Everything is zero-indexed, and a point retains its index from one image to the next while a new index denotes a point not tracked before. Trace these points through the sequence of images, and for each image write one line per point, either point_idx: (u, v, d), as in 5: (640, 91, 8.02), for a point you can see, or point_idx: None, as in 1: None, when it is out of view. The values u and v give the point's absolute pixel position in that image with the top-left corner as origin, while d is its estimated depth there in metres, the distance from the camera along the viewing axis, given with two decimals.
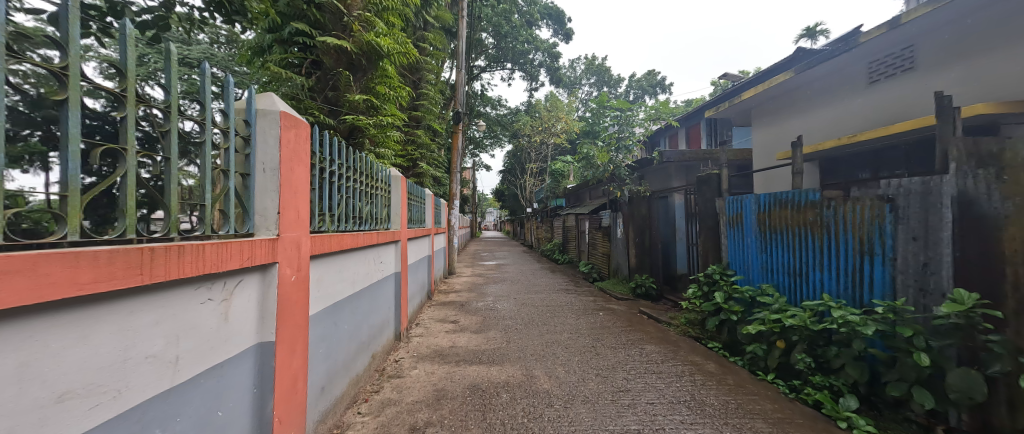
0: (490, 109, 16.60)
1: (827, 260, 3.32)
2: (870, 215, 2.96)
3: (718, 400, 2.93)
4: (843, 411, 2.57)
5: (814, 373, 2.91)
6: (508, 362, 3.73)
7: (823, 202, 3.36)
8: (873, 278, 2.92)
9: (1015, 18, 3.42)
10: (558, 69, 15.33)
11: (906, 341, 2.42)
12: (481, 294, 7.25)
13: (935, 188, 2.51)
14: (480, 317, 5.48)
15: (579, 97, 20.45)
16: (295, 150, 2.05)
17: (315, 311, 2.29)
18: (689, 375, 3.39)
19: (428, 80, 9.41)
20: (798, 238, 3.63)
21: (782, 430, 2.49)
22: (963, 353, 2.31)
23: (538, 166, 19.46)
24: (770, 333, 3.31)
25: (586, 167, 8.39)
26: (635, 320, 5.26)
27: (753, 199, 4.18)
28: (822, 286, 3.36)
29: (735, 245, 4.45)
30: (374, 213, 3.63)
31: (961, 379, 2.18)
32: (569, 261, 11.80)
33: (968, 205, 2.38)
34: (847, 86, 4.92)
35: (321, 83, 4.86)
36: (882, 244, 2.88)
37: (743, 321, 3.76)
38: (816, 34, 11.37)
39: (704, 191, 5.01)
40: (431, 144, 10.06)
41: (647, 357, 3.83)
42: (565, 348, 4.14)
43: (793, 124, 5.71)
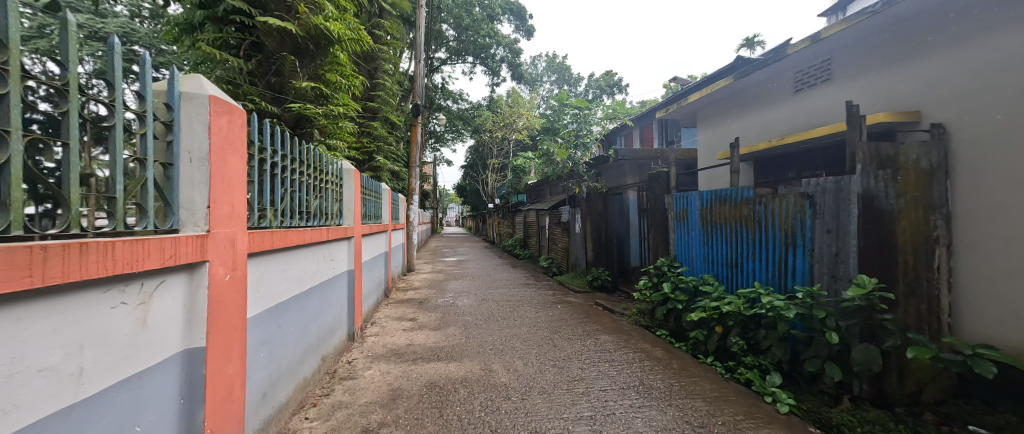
0: (452, 103, 16.31)
1: (758, 251, 3.63)
2: (793, 210, 3.26)
3: (663, 383, 3.14)
4: (769, 387, 2.85)
5: (746, 354, 3.21)
6: (467, 358, 3.72)
7: (755, 198, 3.66)
8: (796, 266, 3.23)
9: (909, 38, 3.67)
10: (520, 65, 15.28)
11: (820, 322, 2.74)
12: (441, 290, 7.14)
13: (845, 186, 2.83)
14: (439, 314, 5.40)
15: (539, 94, 20.68)
16: (229, 138, 1.88)
17: (255, 312, 2.14)
18: (639, 361, 3.59)
19: (384, 70, 9.02)
20: (735, 232, 3.93)
21: (718, 407, 2.71)
22: (865, 331, 2.65)
23: (499, 162, 19.46)
24: (711, 319, 3.59)
25: (546, 163, 8.50)
26: (591, 311, 5.46)
27: (697, 196, 4.47)
28: (754, 275, 3.68)
29: (681, 238, 4.75)
30: (324, 207, 3.44)
31: (862, 354, 2.50)
32: (529, 256, 11.94)
33: (871, 201, 2.72)
34: (777, 94, 5.32)
35: (263, 68, 4.49)
36: (802, 237, 3.19)
37: (687, 310, 4.04)
38: (755, 44, 12.21)
39: (654, 187, 5.30)
40: (388, 137, 9.69)
41: (602, 347, 4.00)
42: (524, 341, 4.22)
43: (732, 127, 6.13)
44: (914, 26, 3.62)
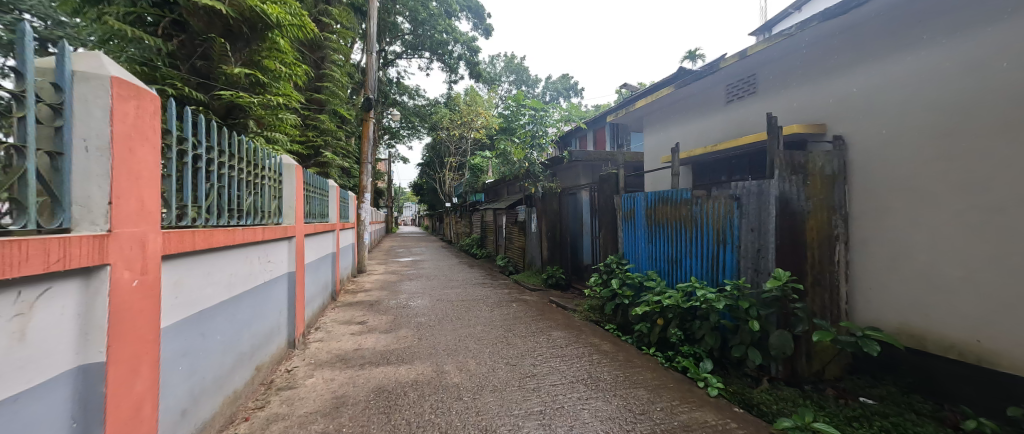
0: (408, 99, 15.88)
1: (694, 248, 3.93)
2: (724, 210, 3.57)
3: (609, 374, 3.29)
4: (702, 373, 3.10)
5: (683, 344, 3.46)
6: (419, 360, 3.64)
7: (692, 199, 3.95)
8: (725, 262, 3.54)
9: (824, 58, 3.79)
10: (478, 63, 15.03)
11: (745, 311, 3.02)
12: (394, 292, 6.91)
13: (766, 189, 3.12)
14: (391, 316, 5.22)
15: (498, 93, 20.73)
16: (137, 126, 1.67)
17: (173, 320, 1.93)
18: (588, 355, 3.73)
19: (333, 60, 8.55)
20: (674, 230, 4.22)
21: (658, 395, 2.90)
22: (780, 318, 2.98)
23: (457, 160, 19.22)
24: (653, 313, 3.82)
25: (502, 162, 8.58)
26: (545, 309, 5.59)
27: (643, 197, 4.73)
28: (691, 271, 3.97)
29: (628, 237, 5.01)
30: (260, 205, 3.17)
31: (778, 339, 2.80)
32: (486, 255, 11.94)
33: (786, 203, 3.06)
34: (712, 105, 5.45)
35: (187, 50, 4.03)
36: (731, 234, 3.50)
37: (633, 304, 4.28)
38: (695, 57, 13.19)
39: (605, 188, 5.61)
40: (338, 131, 9.20)
41: (554, 343, 4.11)
42: (478, 340, 4.22)
43: (674, 132, 6.19)
44: (829, 47, 3.72)
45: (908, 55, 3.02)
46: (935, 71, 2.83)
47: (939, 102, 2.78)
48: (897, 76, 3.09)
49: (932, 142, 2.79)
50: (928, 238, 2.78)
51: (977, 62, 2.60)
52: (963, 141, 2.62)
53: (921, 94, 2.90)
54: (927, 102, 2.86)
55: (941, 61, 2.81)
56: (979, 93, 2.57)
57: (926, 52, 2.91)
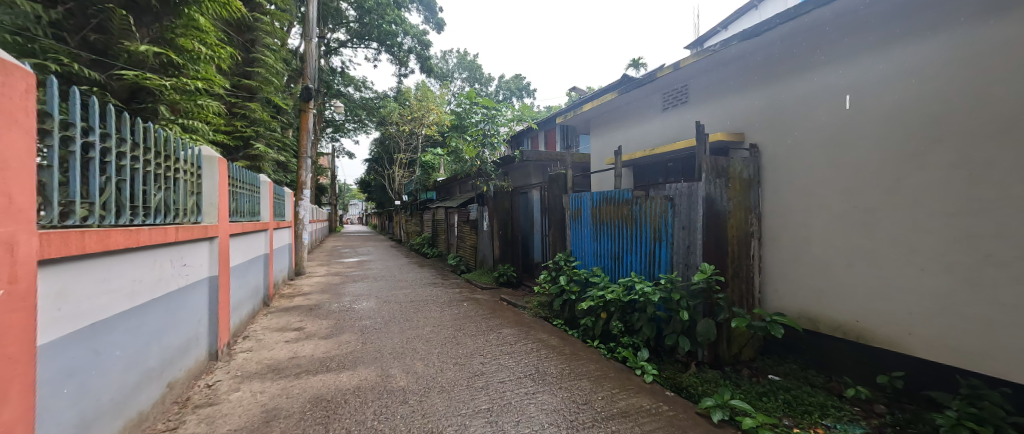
0: (353, 90, 15.06)
1: (634, 245, 4.19)
2: (659, 210, 3.84)
3: (556, 368, 3.41)
4: (639, 361, 3.32)
5: (624, 335, 3.69)
6: (362, 365, 3.47)
7: (632, 199, 4.21)
8: (660, 257, 3.82)
9: (743, 75, 4.03)
10: (429, 58, 14.65)
11: (676, 302, 3.30)
12: (337, 295, 6.52)
13: (694, 191, 3.42)
14: (332, 321, 4.92)
15: (450, 90, 20.39)
16: (3, 107, 1.39)
17: (53, 336, 1.64)
18: (536, 351, 3.83)
19: (266, 43, 7.84)
20: (616, 228, 4.46)
21: (600, 384, 3.06)
22: (706, 307, 3.29)
23: (408, 157, 18.60)
24: (597, 307, 4.03)
25: (455, 160, 8.53)
26: (496, 307, 5.63)
27: (588, 197, 4.95)
28: (631, 266, 4.23)
29: (575, 235, 5.22)
30: (173, 200, 2.81)
31: (704, 327, 3.09)
32: (438, 255, 11.71)
33: (711, 203, 3.37)
34: (649, 111, 5.48)
35: (75, 19, 3.41)
36: (665, 232, 3.78)
37: (580, 299, 4.48)
38: (638, 65, 14.03)
39: (553, 188, 5.78)
40: (272, 121, 8.47)
41: (504, 340, 4.16)
42: (426, 341, 4.14)
43: (618, 136, 6.22)
44: (748, 66, 3.98)
45: (808, 76, 3.41)
46: (828, 91, 3.24)
47: (830, 118, 3.21)
48: (798, 94, 3.48)
49: (825, 153, 3.22)
50: (823, 234, 3.22)
51: (857, 85, 3.04)
52: (848, 152, 3.06)
53: (817, 111, 3.32)
54: (821, 119, 3.28)
55: (832, 82, 3.22)
56: (859, 111, 3.01)
57: (820, 75, 3.32)
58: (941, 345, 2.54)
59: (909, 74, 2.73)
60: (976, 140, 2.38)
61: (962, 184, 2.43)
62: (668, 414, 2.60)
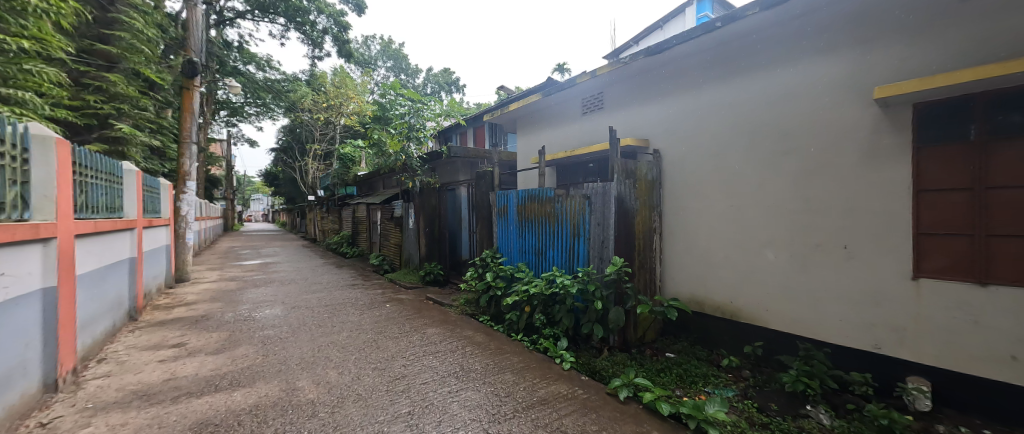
0: (254, 69, 13.20)
1: (554, 240, 4.43)
2: (578, 207, 4.10)
3: (480, 363, 3.44)
4: (559, 350, 3.53)
5: (545, 327, 3.88)
6: (262, 381, 3.07)
7: (553, 197, 4.43)
8: (578, 251, 4.09)
9: (648, 87, 4.47)
10: (348, 41, 13.48)
11: (592, 293, 3.58)
12: (232, 303, 5.67)
13: (607, 190, 3.72)
14: (225, 333, 4.27)
15: (373, 78, 19.06)
16: None
17: None
18: (461, 348, 3.81)
19: (131, 2, 6.44)
20: (539, 225, 4.65)
21: (522, 376, 3.17)
22: (617, 296, 3.61)
23: (324, 148, 16.97)
24: (522, 301, 4.17)
25: (377, 153, 7.83)
26: (421, 306, 5.47)
27: (514, 194, 5.07)
28: (552, 261, 4.46)
29: (502, 232, 5.33)
30: None
31: (616, 315, 3.38)
32: (358, 254, 10.91)
33: (621, 201, 3.71)
34: (569, 115, 5.75)
35: None
36: (582, 228, 4.06)
37: (505, 294, 4.61)
38: (563, 70, 14.76)
39: (481, 185, 5.82)
40: (141, 99, 7.02)
41: (428, 340, 4.05)
42: (342, 348, 3.83)
43: (541, 137, 6.38)
44: (651, 79, 4.41)
45: (697, 92, 3.91)
46: (712, 106, 3.76)
47: (714, 130, 3.73)
48: (691, 107, 3.97)
49: (710, 159, 3.74)
50: (708, 229, 3.74)
51: (733, 102, 3.58)
52: (726, 159, 3.60)
53: (704, 123, 3.83)
54: (708, 130, 3.80)
55: (715, 98, 3.74)
56: (735, 124, 3.54)
57: (707, 91, 3.83)
58: (789, 318, 3.15)
59: (769, 97, 3.31)
60: (812, 154, 3.00)
61: (805, 189, 3.03)
62: (582, 397, 2.80)
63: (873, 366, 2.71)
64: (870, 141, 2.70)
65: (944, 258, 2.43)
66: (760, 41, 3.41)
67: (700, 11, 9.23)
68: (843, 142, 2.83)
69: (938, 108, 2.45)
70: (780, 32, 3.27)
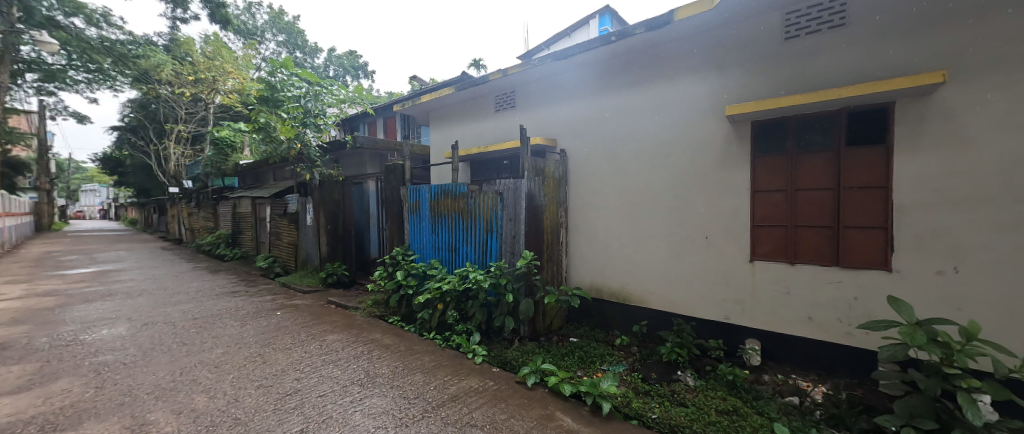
0: (83, 22, 10.22)
1: (467, 236, 4.41)
2: (490, 203, 4.14)
3: (388, 367, 3.26)
4: (471, 345, 3.55)
5: (458, 323, 3.87)
6: (94, 419, 2.42)
7: (466, 192, 4.40)
8: (491, 247, 4.14)
9: (555, 89, 4.73)
10: (225, 5, 11.34)
11: (504, 287, 3.67)
12: (47, 324, 4.34)
13: (518, 186, 3.84)
14: (35, 364, 3.25)
15: (260, 53, 16.40)
16: None
17: None
18: (367, 353, 3.55)
19: None
20: (453, 220, 4.59)
21: (433, 375, 3.10)
22: (527, 288, 3.77)
23: (192, 130, 14.07)
24: (434, 299, 4.07)
25: (264, 139, 6.79)
26: (321, 312, 4.95)
27: (427, 189, 4.90)
28: (465, 257, 4.44)
29: (414, 228, 5.12)
30: None
31: (526, 306, 3.52)
32: (240, 256, 9.37)
33: (530, 198, 3.88)
34: (483, 111, 5.76)
35: None
36: (495, 223, 4.11)
37: (417, 293, 4.46)
38: (479, 66, 14.74)
39: (391, 180, 5.51)
40: None
41: (328, 348, 3.67)
42: (216, 368, 3.23)
43: (455, 132, 6.27)
44: (559, 82, 4.68)
45: (598, 98, 4.27)
46: (610, 112, 4.14)
47: (611, 134, 4.12)
48: (592, 111, 4.31)
49: (608, 160, 4.13)
50: (606, 223, 4.15)
51: (627, 110, 4.00)
52: (621, 161, 4.02)
53: (603, 127, 4.20)
54: (607, 133, 4.17)
55: (613, 105, 4.13)
56: (628, 130, 3.97)
57: (606, 98, 4.20)
58: (668, 299, 3.68)
59: (654, 107, 3.78)
60: (685, 159, 3.53)
61: (678, 189, 3.57)
62: (493, 389, 2.87)
63: (725, 333, 3.34)
64: (725, 150, 3.29)
65: (769, 244, 3.11)
66: (646, 58, 3.85)
67: (602, 25, 10.17)
68: (706, 150, 3.41)
69: (767, 126, 3.13)
70: (660, 51, 3.75)
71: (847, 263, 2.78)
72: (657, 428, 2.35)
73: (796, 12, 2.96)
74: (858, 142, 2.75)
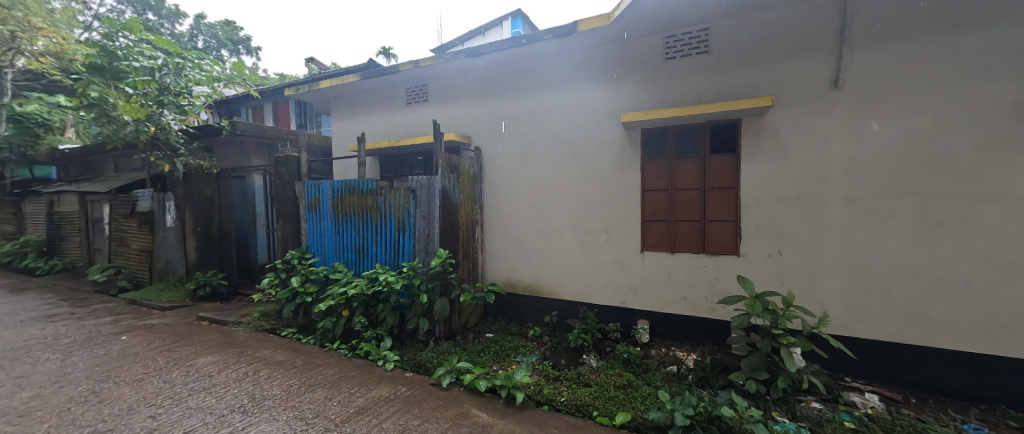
0: None
1: (376, 236, 4.11)
2: (402, 200, 3.92)
3: (280, 387, 2.85)
4: (382, 352, 3.33)
5: (367, 330, 3.60)
6: None
7: (375, 189, 4.10)
8: (403, 246, 3.93)
9: (469, 86, 4.70)
10: None
11: (417, 288, 3.52)
12: None
13: (431, 183, 3.71)
14: None
15: (89, 8, 12.73)
16: None
17: None
18: (252, 374, 3.05)
19: None
20: (360, 219, 4.23)
21: (337, 389, 2.81)
22: (442, 287, 3.70)
23: None
24: (338, 305, 3.71)
25: (97, 119, 5.38)
26: (188, 331, 4.10)
27: (329, 185, 4.43)
28: (374, 258, 4.14)
29: (313, 229, 4.59)
30: None
31: (441, 306, 3.45)
32: (62, 269, 7.21)
33: (445, 195, 3.80)
34: (392, 103, 5.43)
35: None
36: (407, 222, 3.91)
37: (317, 300, 4.01)
38: (389, 55, 13.88)
39: (282, 173, 4.83)
40: None
41: (197, 375, 3.04)
42: (20, 418, 2.42)
43: (361, 123, 5.78)
44: (473, 79, 4.64)
45: (512, 98, 4.37)
46: (523, 112, 4.28)
47: (524, 134, 4.27)
48: (506, 110, 4.40)
49: (521, 160, 4.27)
50: (520, 220, 4.29)
51: (539, 112, 4.18)
52: (533, 160, 4.19)
53: (517, 127, 4.32)
54: (520, 133, 4.30)
55: (525, 106, 4.27)
56: (541, 132, 4.16)
57: (519, 98, 4.32)
58: (575, 290, 3.98)
59: (563, 110, 4.03)
60: (589, 160, 3.85)
61: (583, 188, 3.89)
62: (406, 395, 2.73)
63: (621, 317, 3.75)
64: (621, 153, 3.69)
65: (655, 236, 3.59)
66: (553, 64, 4.09)
67: (514, 27, 10.53)
68: (605, 153, 3.77)
69: (653, 133, 3.59)
70: (566, 59, 4.02)
71: (710, 251, 3.36)
72: (565, 410, 2.52)
73: (673, 37, 3.46)
74: (717, 151, 3.35)
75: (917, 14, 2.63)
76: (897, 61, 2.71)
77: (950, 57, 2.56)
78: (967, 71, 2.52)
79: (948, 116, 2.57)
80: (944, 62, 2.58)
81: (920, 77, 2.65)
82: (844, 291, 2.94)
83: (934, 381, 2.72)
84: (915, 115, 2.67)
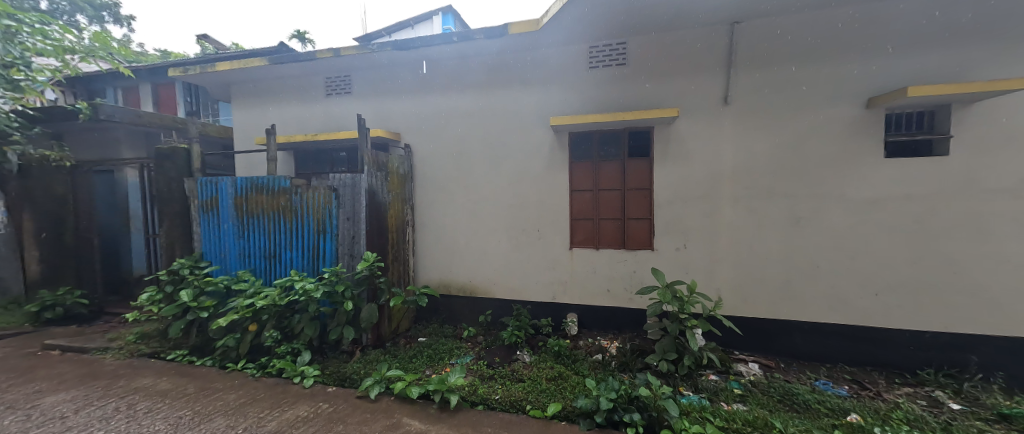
0: None
1: (291, 240, 3.70)
2: (322, 200, 3.58)
3: (166, 420, 2.40)
4: (299, 367, 3.01)
5: (280, 345, 3.22)
6: None
7: (289, 188, 3.68)
8: (324, 250, 3.59)
9: (397, 79, 4.47)
10: None
11: (341, 294, 3.25)
12: None
13: (357, 182, 3.45)
14: None
15: None
16: None
17: None
18: (124, 410, 2.52)
19: None
20: (270, 221, 3.76)
21: (243, 415, 2.46)
22: (369, 293, 3.46)
23: None
24: (244, 320, 3.26)
25: None
26: (28, 365, 3.24)
27: (230, 183, 3.86)
28: (289, 264, 3.72)
29: (209, 233, 3.97)
30: None
31: (369, 312, 3.23)
32: None
33: (373, 195, 3.57)
34: (310, 93, 4.93)
35: None
36: (328, 223, 3.58)
37: (216, 316, 3.47)
38: (304, 40, 12.61)
39: (166, 168, 4.08)
40: None
41: (42, 419, 2.42)
42: None
43: (271, 114, 5.15)
44: (402, 73, 4.43)
45: (443, 95, 4.27)
46: (455, 110, 4.21)
47: (456, 132, 4.20)
48: (437, 108, 4.29)
49: (454, 159, 4.20)
50: (453, 220, 4.22)
51: (471, 111, 4.15)
52: (466, 159, 4.16)
53: (449, 125, 4.24)
54: (452, 131, 4.23)
55: (457, 104, 4.20)
56: (473, 131, 4.14)
57: (450, 96, 4.24)
58: (509, 287, 4.04)
59: (495, 111, 4.06)
60: (521, 160, 3.94)
61: (516, 187, 3.96)
62: (328, 411, 2.51)
63: (552, 311, 3.91)
64: (551, 154, 3.85)
65: (582, 234, 3.82)
66: (485, 64, 4.09)
67: (444, 24, 10.35)
68: (536, 154, 3.89)
69: (579, 136, 3.81)
70: (498, 60, 4.04)
71: (629, 246, 3.68)
72: (500, 407, 2.54)
73: (595, 48, 3.72)
74: (634, 155, 3.67)
75: (783, 46, 3.20)
76: (769, 84, 3.26)
77: (805, 83, 3.17)
78: (816, 96, 3.15)
79: (805, 131, 3.18)
80: (801, 87, 3.18)
81: (786, 98, 3.22)
82: (734, 277, 3.45)
83: (795, 348, 3.32)
84: (783, 129, 3.23)
